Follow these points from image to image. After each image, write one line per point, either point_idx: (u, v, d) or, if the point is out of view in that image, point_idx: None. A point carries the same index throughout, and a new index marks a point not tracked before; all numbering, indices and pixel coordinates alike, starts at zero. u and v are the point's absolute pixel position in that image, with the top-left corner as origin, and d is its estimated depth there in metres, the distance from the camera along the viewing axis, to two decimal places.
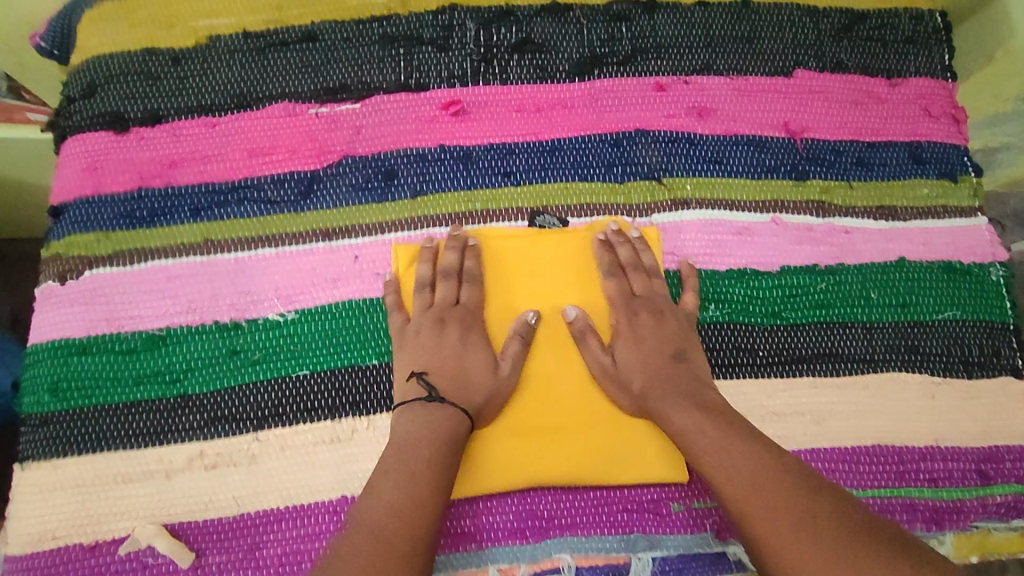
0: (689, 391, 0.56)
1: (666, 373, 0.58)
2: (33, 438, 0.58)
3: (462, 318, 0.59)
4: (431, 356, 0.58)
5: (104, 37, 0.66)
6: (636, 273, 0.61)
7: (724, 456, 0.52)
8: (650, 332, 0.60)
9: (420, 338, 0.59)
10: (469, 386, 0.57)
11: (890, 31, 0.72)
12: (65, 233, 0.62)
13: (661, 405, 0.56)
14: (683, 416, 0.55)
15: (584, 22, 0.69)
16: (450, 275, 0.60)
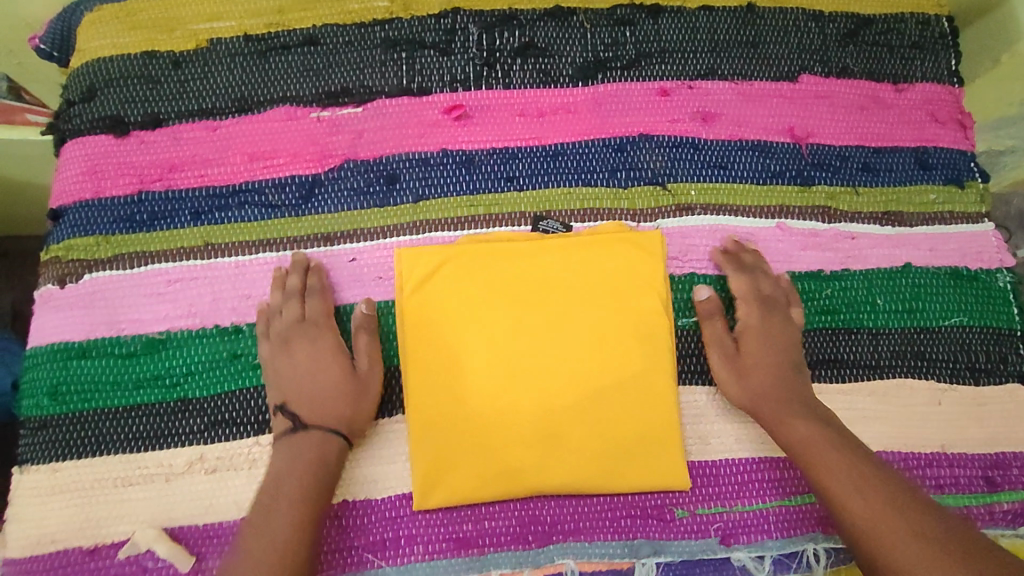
0: (803, 404, 0.58)
1: (782, 379, 0.59)
2: (32, 440, 0.57)
3: (310, 332, 0.59)
4: (293, 379, 0.58)
5: (104, 40, 0.66)
6: (764, 276, 0.63)
7: (846, 470, 0.53)
8: (778, 334, 0.61)
9: (278, 368, 0.58)
10: (331, 395, 0.57)
11: (896, 36, 0.71)
12: (64, 236, 0.62)
13: (779, 415, 0.58)
14: (799, 427, 0.56)
15: (588, 27, 0.69)
16: (291, 295, 0.59)
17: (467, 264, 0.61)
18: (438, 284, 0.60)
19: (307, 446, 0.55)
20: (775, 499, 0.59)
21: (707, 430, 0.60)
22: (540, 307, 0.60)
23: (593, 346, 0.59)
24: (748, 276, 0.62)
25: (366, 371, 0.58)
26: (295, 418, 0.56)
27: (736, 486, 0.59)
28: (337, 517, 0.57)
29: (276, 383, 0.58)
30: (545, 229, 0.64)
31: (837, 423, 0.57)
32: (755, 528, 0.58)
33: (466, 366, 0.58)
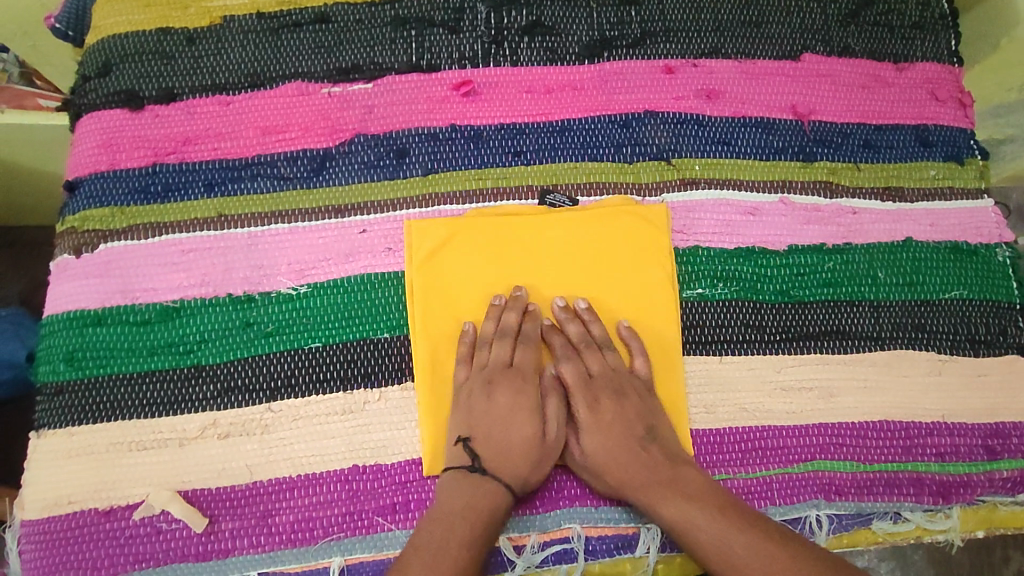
0: (670, 480, 0.55)
1: (637, 456, 0.56)
2: (49, 405, 0.58)
3: (519, 380, 0.58)
4: (485, 422, 0.56)
5: (119, 17, 0.67)
6: (589, 350, 0.59)
7: (734, 559, 0.51)
8: (615, 418, 0.57)
9: (471, 400, 0.57)
10: (517, 452, 0.56)
11: (897, 16, 0.73)
12: (80, 208, 0.63)
13: (650, 501, 0.55)
14: (676, 512, 0.54)
15: (594, 7, 0.70)
16: (506, 335, 0.59)
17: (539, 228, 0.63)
18: (511, 243, 0.62)
19: (478, 498, 0.54)
20: (779, 466, 0.60)
21: (712, 399, 0.61)
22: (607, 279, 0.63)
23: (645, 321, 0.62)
24: (571, 360, 0.59)
25: (555, 441, 0.57)
26: (476, 458, 0.55)
27: (740, 454, 0.60)
28: (348, 482, 0.58)
29: (465, 413, 0.57)
30: (552, 203, 0.65)
31: (704, 485, 0.55)
32: (760, 495, 0.59)
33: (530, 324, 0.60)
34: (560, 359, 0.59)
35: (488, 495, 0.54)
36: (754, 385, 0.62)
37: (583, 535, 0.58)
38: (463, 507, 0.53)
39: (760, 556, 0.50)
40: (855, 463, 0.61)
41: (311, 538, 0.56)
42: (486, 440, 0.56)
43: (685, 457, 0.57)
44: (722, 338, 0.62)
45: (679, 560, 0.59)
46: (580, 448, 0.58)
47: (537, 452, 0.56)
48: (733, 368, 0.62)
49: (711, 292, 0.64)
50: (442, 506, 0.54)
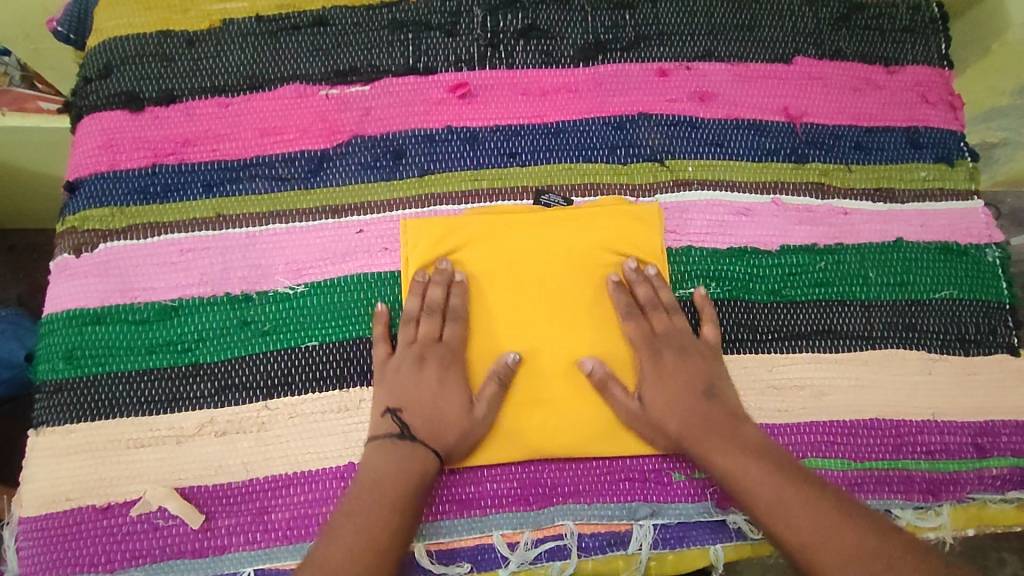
0: (730, 432, 0.56)
1: (696, 409, 0.57)
2: (47, 403, 0.59)
3: (446, 358, 0.59)
4: (411, 394, 0.58)
5: (120, 20, 0.68)
6: (655, 312, 0.61)
7: (790, 511, 0.51)
8: (677, 370, 0.59)
9: (398, 374, 0.58)
10: (443, 425, 0.57)
11: (887, 20, 0.74)
12: (80, 207, 0.64)
13: (706, 452, 0.56)
14: (733, 462, 0.55)
15: (588, 10, 0.71)
16: (434, 311, 0.60)
17: (531, 228, 0.63)
18: (500, 242, 0.63)
19: (403, 461, 0.55)
20: None
21: None
22: (582, 282, 0.62)
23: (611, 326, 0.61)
24: (636, 318, 0.60)
25: (483, 415, 0.58)
26: (403, 428, 0.56)
27: None
28: (343, 479, 0.58)
29: (394, 388, 0.58)
30: (548, 203, 0.66)
31: (765, 445, 0.56)
32: None
33: (497, 321, 0.61)
34: (624, 316, 0.60)
35: (416, 461, 0.55)
36: (746, 383, 0.62)
37: (576, 532, 0.58)
38: (394, 470, 0.54)
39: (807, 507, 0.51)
40: (846, 462, 0.61)
41: (306, 535, 0.57)
42: (415, 412, 0.57)
43: (746, 417, 0.58)
44: None
45: (671, 557, 0.59)
46: (641, 401, 0.59)
47: (464, 422, 0.57)
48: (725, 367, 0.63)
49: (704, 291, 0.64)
50: (372, 471, 0.54)
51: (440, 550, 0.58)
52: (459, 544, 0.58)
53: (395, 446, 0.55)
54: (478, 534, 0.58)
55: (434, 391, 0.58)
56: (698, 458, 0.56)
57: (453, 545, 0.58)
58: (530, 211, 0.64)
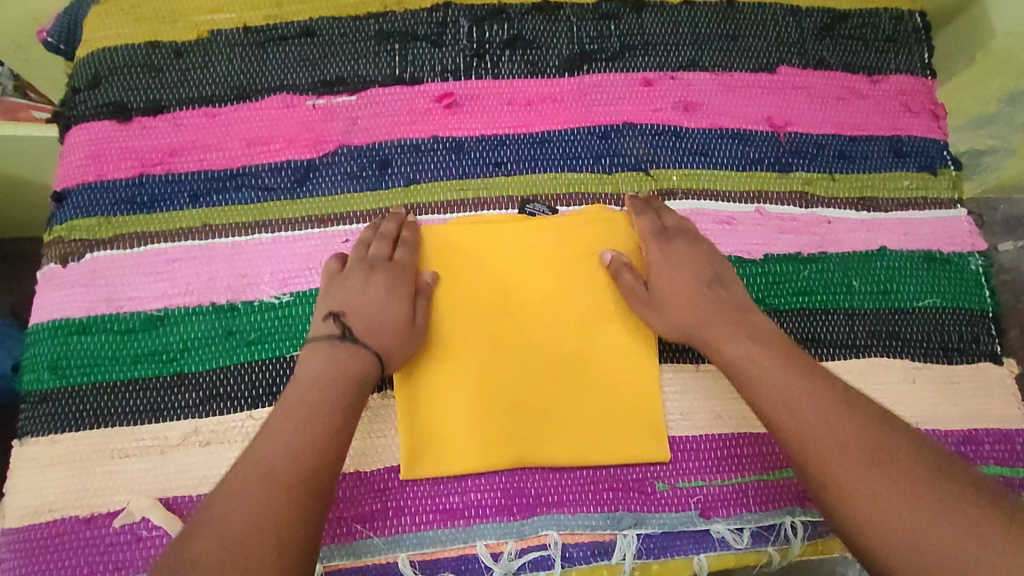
0: (734, 318, 0.57)
1: (702, 298, 0.58)
2: (32, 413, 0.59)
3: (395, 273, 0.59)
4: (357, 300, 0.57)
5: (109, 31, 0.69)
6: (668, 213, 0.63)
7: (792, 398, 0.52)
8: (686, 258, 0.60)
9: (346, 284, 0.58)
10: (387, 331, 0.57)
11: (871, 30, 0.74)
12: (67, 218, 0.64)
13: (714, 335, 0.57)
14: (734, 347, 0.56)
15: (574, 21, 0.71)
16: (387, 235, 0.61)
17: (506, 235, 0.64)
18: (475, 249, 0.63)
19: (344, 362, 0.54)
20: (754, 474, 0.61)
21: (688, 407, 0.62)
22: (557, 288, 0.62)
23: (585, 335, 0.62)
24: (649, 215, 0.63)
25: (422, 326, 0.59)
26: (345, 330, 0.56)
27: (715, 461, 0.61)
28: None
29: (341, 295, 0.58)
30: (533, 212, 0.66)
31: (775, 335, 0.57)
32: (734, 501, 0.60)
33: (469, 326, 0.61)
34: (636, 213, 0.63)
35: (356, 361, 0.55)
36: (730, 392, 0.63)
37: (560, 542, 0.58)
38: (333, 371, 0.54)
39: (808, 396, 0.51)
40: None
41: None
42: (360, 313, 0.57)
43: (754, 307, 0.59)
44: None
45: (655, 567, 0.59)
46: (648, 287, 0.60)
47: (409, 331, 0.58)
48: (708, 376, 0.63)
49: None
50: (312, 374, 0.54)
51: (423, 560, 0.57)
52: (443, 555, 0.58)
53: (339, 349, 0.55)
54: (462, 545, 0.58)
55: (380, 297, 0.58)
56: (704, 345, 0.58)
57: (436, 555, 0.58)
58: (507, 219, 0.64)
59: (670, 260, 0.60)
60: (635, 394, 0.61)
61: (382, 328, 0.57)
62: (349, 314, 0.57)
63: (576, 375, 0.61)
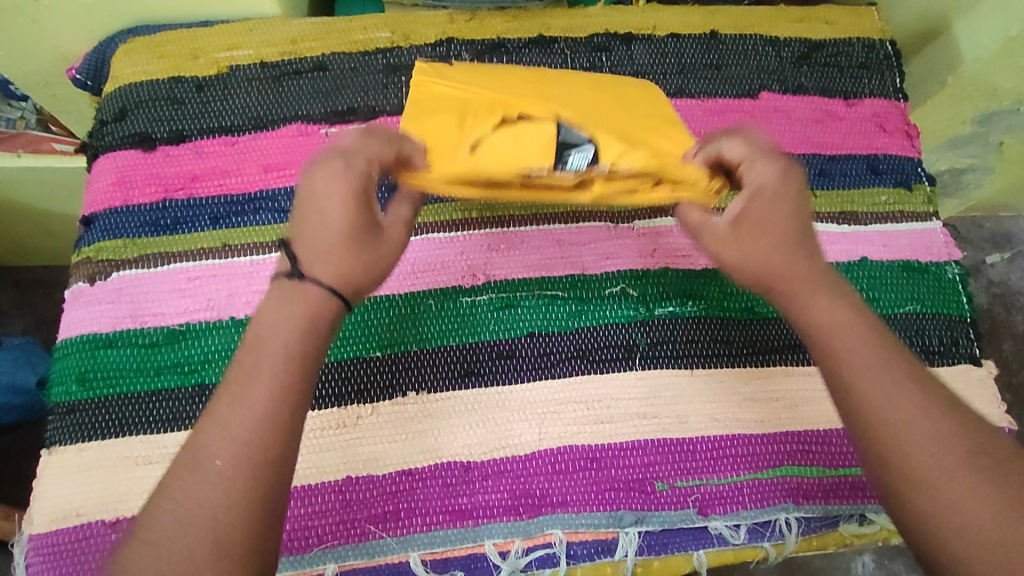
0: (828, 283, 0.54)
1: (789, 243, 0.53)
2: (61, 423, 0.62)
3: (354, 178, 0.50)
4: (322, 220, 0.49)
5: (136, 67, 0.74)
6: (757, 162, 0.53)
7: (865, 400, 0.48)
8: (773, 212, 0.53)
9: (312, 210, 0.50)
10: (342, 260, 0.49)
11: (845, 58, 0.80)
12: (95, 240, 0.68)
13: (798, 299, 0.53)
14: (817, 313, 0.52)
15: (568, 53, 0.77)
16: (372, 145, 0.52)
17: (539, 136, 0.54)
18: (503, 148, 0.53)
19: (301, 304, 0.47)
20: (749, 472, 0.64)
21: (684, 410, 0.65)
22: (599, 120, 0.57)
23: (599, 96, 0.62)
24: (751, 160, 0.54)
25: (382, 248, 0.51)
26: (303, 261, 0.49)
27: (712, 461, 0.64)
28: (341, 492, 0.61)
29: (314, 221, 0.49)
30: (568, 164, 0.53)
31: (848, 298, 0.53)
32: (731, 499, 0.63)
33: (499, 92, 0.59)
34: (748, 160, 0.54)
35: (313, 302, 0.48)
36: (723, 396, 0.66)
37: (565, 541, 0.61)
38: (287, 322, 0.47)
39: (881, 397, 0.48)
40: (822, 469, 0.65)
41: (308, 546, 0.60)
42: (296, 229, 0.50)
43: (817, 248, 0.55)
44: (693, 351, 0.67)
45: (656, 563, 0.63)
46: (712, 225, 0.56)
47: (354, 243, 0.50)
48: (702, 381, 0.66)
49: (682, 309, 0.68)
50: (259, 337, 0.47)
51: (434, 559, 0.60)
52: (452, 554, 0.61)
53: (272, 288, 0.49)
54: (472, 544, 0.61)
55: (337, 208, 0.49)
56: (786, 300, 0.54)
57: (446, 554, 0.60)
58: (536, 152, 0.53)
59: (756, 208, 0.53)
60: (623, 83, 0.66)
61: (329, 252, 0.49)
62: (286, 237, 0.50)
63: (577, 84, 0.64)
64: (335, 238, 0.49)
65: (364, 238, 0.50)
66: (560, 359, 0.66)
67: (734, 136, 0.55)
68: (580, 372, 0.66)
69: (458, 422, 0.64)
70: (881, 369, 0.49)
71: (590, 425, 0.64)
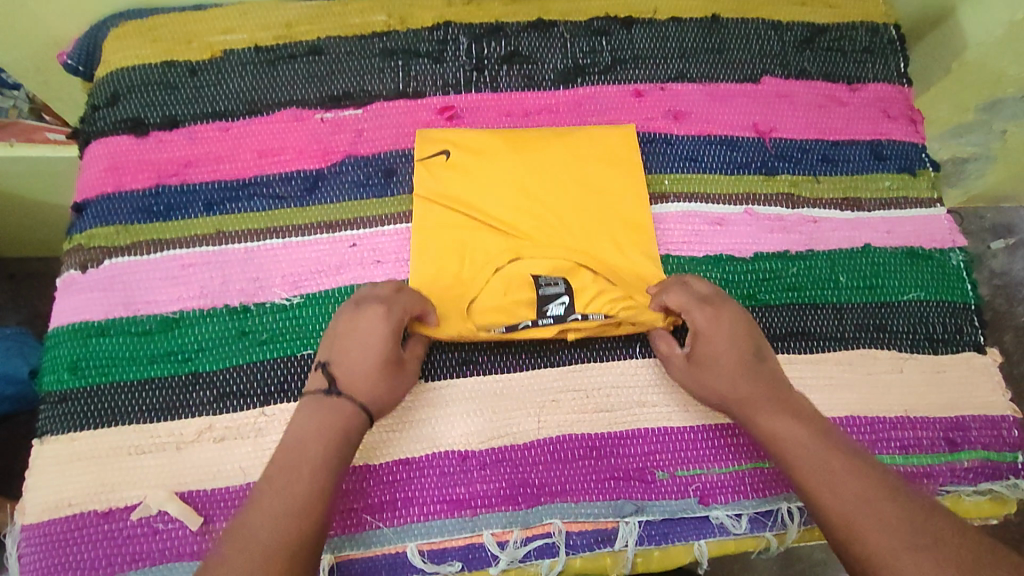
0: (777, 395, 0.57)
1: (737, 369, 0.58)
2: (53, 412, 0.61)
3: (388, 312, 0.58)
4: (358, 346, 0.57)
5: (128, 52, 0.72)
6: (699, 308, 0.61)
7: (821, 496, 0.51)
8: (721, 349, 0.59)
9: (348, 335, 0.57)
10: (368, 383, 0.56)
11: (848, 42, 0.78)
12: (87, 227, 0.67)
13: (754, 415, 0.57)
14: (775, 428, 0.56)
15: (567, 37, 0.75)
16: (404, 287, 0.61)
17: (523, 288, 0.64)
18: (492, 297, 0.64)
19: (333, 416, 0.54)
20: (751, 462, 0.63)
21: (685, 398, 0.64)
22: (582, 237, 0.67)
23: (586, 189, 0.69)
24: (696, 308, 0.61)
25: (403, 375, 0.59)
26: (334, 381, 0.56)
27: (713, 450, 0.63)
28: None
29: (346, 346, 0.57)
30: (549, 314, 0.63)
31: (801, 406, 0.57)
32: (732, 488, 0.62)
33: (493, 210, 0.68)
34: (693, 306, 0.61)
35: (343, 415, 0.54)
36: None
37: (564, 530, 0.60)
38: (317, 431, 0.53)
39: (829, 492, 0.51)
40: None
41: None
42: (331, 353, 0.57)
43: (775, 367, 0.60)
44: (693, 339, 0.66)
45: (657, 553, 0.62)
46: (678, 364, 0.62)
47: (381, 371, 0.57)
48: None
49: None
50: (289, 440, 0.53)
51: (431, 549, 0.59)
52: (450, 544, 0.60)
53: (305, 398, 0.55)
54: (469, 534, 0.60)
55: (371, 335, 0.57)
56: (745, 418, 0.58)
57: (444, 544, 0.60)
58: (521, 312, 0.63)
59: (701, 346, 0.60)
60: (607, 159, 0.71)
61: (366, 375, 0.56)
62: (321, 359, 0.57)
63: (566, 170, 0.70)
64: (369, 364, 0.57)
65: (391, 368, 0.58)
66: (559, 348, 0.65)
67: (676, 286, 0.63)
68: (580, 360, 0.65)
69: (456, 411, 0.63)
70: (829, 465, 0.52)
71: (590, 414, 0.63)
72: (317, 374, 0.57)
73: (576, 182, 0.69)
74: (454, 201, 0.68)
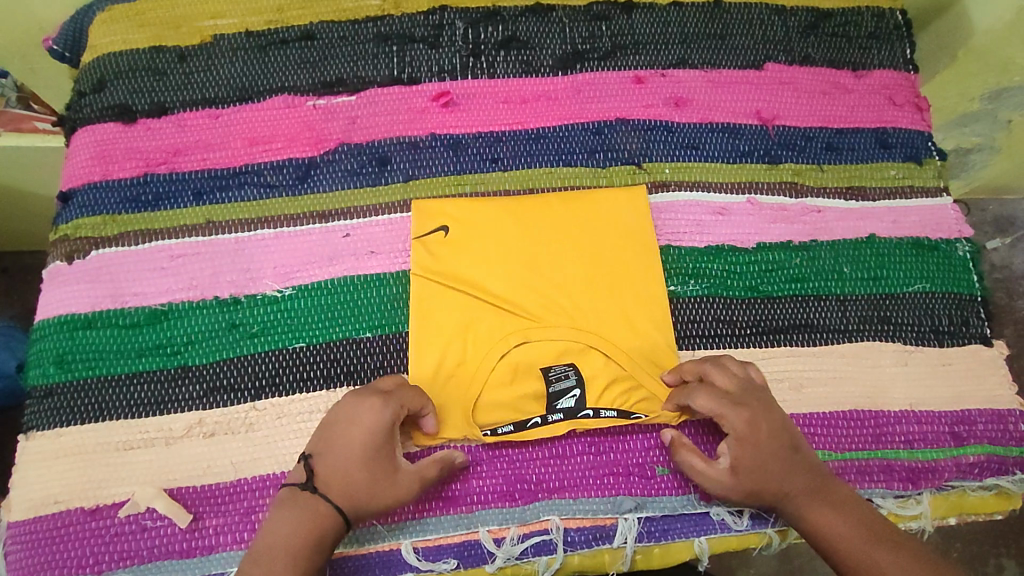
0: (820, 488, 0.56)
1: (779, 467, 0.56)
2: (38, 408, 0.60)
3: (378, 406, 0.55)
4: (342, 443, 0.54)
5: (114, 37, 0.70)
6: (733, 408, 0.57)
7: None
8: (761, 451, 0.56)
9: (335, 430, 0.55)
10: (348, 483, 0.53)
11: (853, 28, 0.77)
12: (73, 217, 0.65)
13: (801, 512, 0.56)
14: (826, 523, 0.55)
15: (566, 22, 0.73)
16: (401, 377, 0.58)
17: (532, 380, 0.61)
18: (499, 392, 0.60)
19: (308, 516, 0.52)
20: None
21: None
22: (591, 313, 0.63)
23: (596, 261, 0.65)
24: (730, 409, 0.57)
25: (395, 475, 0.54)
26: (312, 479, 0.53)
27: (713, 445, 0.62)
28: None
29: (330, 442, 0.54)
30: (559, 410, 0.61)
31: (842, 493, 0.56)
32: None
33: (497, 288, 0.63)
34: (726, 407, 0.57)
35: (315, 517, 0.52)
36: None
37: (562, 527, 0.59)
38: (289, 533, 0.51)
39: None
40: (829, 453, 0.62)
41: None
42: (318, 446, 0.55)
43: (810, 453, 0.58)
44: (694, 331, 0.65)
45: (657, 550, 0.61)
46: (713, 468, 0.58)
47: (365, 469, 0.53)
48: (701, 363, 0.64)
49: (683, 289, 0.66)
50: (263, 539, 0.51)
51: (426, 547, 0.58)
52: (446, 541, 0.58)
53: (283, 491, 0.53)
54: (466, 531, 0.59)
55: (356, 430, 0.54)
56: (789, 511, 0.56)
57: (439, 541, 0.58)
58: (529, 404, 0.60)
59: (739, 451, 0.56)
60: (617, 225, 0.66)
61: (347, 473, 0.53)
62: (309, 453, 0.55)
63: (575, 244, 0.65)
64: (351, 462, 0.53)
65: (377, 465, 0.54)
66: None
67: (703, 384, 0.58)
68: None
69: None
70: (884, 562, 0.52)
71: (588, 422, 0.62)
72: (301, 468, 0.55)
73: (585, 257, 0.65)
74: (455, 278, 0.63)
